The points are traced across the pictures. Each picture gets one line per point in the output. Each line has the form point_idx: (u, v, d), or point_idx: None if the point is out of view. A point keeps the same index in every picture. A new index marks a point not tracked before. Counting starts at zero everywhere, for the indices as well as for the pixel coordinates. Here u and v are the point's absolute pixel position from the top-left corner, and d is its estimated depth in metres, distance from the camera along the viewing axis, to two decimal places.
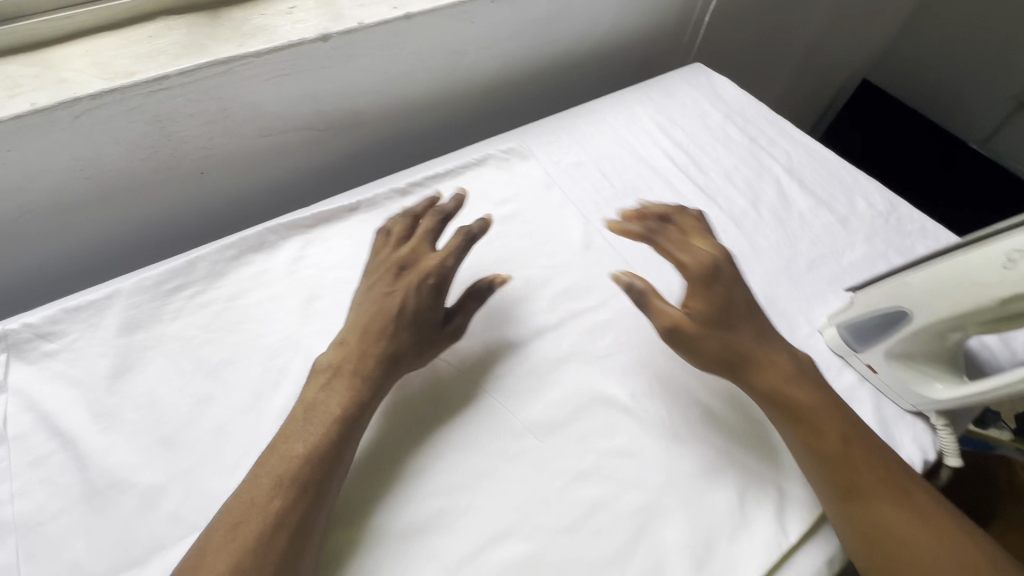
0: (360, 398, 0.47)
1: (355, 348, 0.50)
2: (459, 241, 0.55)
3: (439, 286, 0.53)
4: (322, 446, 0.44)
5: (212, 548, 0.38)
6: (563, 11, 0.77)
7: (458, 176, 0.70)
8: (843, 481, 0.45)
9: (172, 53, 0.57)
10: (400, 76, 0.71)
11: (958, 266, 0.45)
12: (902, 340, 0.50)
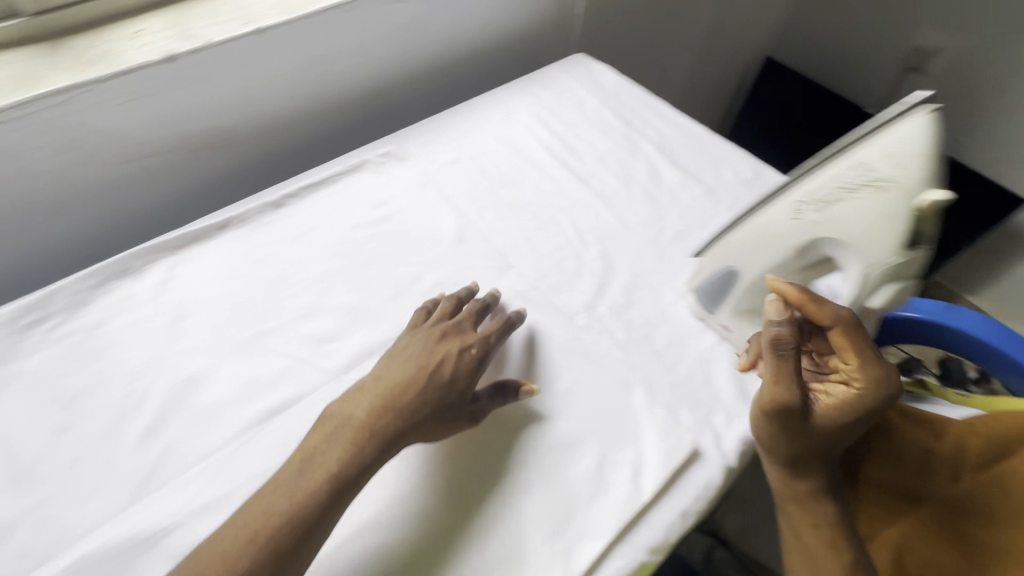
0: (355, 460, 0.44)
1: (381, 410, 0.47)
2: (498, 327, 0.55)
3: (480, 369, 0.52)
4: (310, 506, 0.41)
5: None
6: (427, 13, 0.79)
7: (333, 183, 0.71)
8: (802, 527, 0.54)
9: (6, 86, 0.56)
10: (266, 90, 0.71)
11: (767, 220, 0.50)
12: (743, 295, 0.54)
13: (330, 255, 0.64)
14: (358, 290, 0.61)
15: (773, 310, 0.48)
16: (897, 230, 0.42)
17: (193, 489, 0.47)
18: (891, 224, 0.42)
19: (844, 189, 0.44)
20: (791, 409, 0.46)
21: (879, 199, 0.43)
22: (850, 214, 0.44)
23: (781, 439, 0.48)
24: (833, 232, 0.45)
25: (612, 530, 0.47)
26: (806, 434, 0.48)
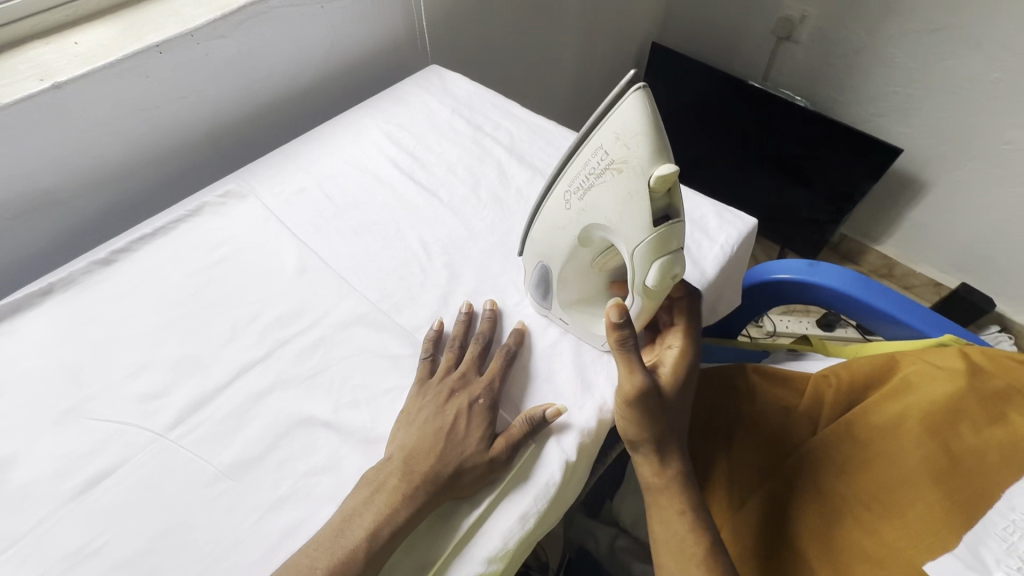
0: (397, 518, 0.45)
1: (404, 464, 0.47)
2: (502, 361, 0.55)
3: (489, 414, 0.51)
4: (349, 565, 0.42)
5: None
6: (258, 44, 0.78)
7: (170, 231, 0.68)
8: (672, 514, 0.50)
9: None
10: (87, 144, 0.68)
11: (554, 215, 0.53)
12: (560, 286, 0.56)
13: (164, 305, 0.62)
14: (192, 337, 0.59)
15: (614, 315, 0.48)
16: (641, 206, 0.45)
17: None
18: (637, 200, 0.45)
19: (595, 174, 0.47)
20: (647, 399, 0.49)
21: (621, 180, 0.45)
22: (605, 198, 0.47)
23: (646, 426, 0.50)
24: (598, 216, 0.48)
25: (448, 548, 0.46)
26: (663, 411, 0.51)
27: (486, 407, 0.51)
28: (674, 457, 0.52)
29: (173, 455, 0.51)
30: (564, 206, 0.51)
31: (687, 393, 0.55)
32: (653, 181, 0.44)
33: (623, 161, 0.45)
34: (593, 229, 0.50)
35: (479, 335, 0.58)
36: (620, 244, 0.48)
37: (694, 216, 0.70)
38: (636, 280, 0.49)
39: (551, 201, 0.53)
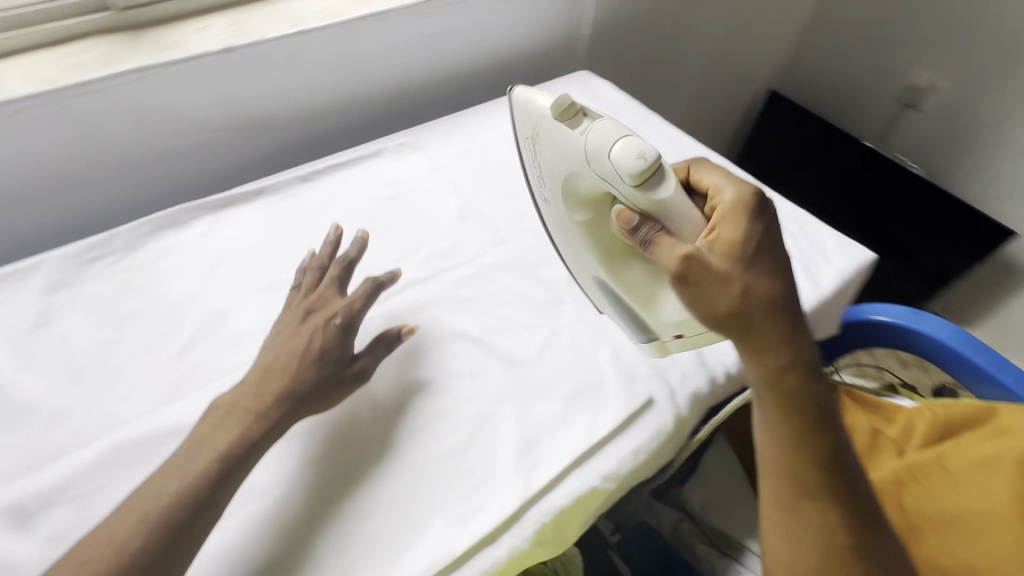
0: (247, 436, 0.47)
1: (252, 386, 0.51)
2: (366, 288, 0.59)
3: (347, 329, 0.56)
4: (199, 485, 0.44)
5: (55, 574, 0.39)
6: (452, 25, 0.90)
7: (356, 165, 0.81)
8: (778, 433, 0.49)
9: (95, 64, 0.68)
10: (307, 83, 0.82)
11: (569, 235, 0.64)
12: (625, 299, 0.60)
13: (348, 221, 0.74)
14: (369, 250, 0.71)
15: (624, 222, 0.54)
16: (562, 133, 0.57)
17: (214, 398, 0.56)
18: (568, 139, 0.57)
19: (540, 165, 0.62)
20: (690, 274, 0.49)
21: (541, 134, 0.60)
22: (552, 174, 0.61)
23: (712, 294, 0.48)
24: (568, 166, 0.58)
25: (569, 458, 0.53)
26: (721, 270, 0.48)
27: (341, 325, 0.56)
28: (765, 345, 0.48)
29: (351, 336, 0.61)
30: (558, 214, 0.64)
31: (756, 243, 0.49)
32: (554, 110, 0.57)
33: (535, 127, 0.60)
34: (575, 181, 0.59)
35: (342, 259, 0.61)
36: (590, 178, 0.56)
37: (814, 240, 0.76)
38: (617, 175, 0.53)
39: (548, 207, 0.64)
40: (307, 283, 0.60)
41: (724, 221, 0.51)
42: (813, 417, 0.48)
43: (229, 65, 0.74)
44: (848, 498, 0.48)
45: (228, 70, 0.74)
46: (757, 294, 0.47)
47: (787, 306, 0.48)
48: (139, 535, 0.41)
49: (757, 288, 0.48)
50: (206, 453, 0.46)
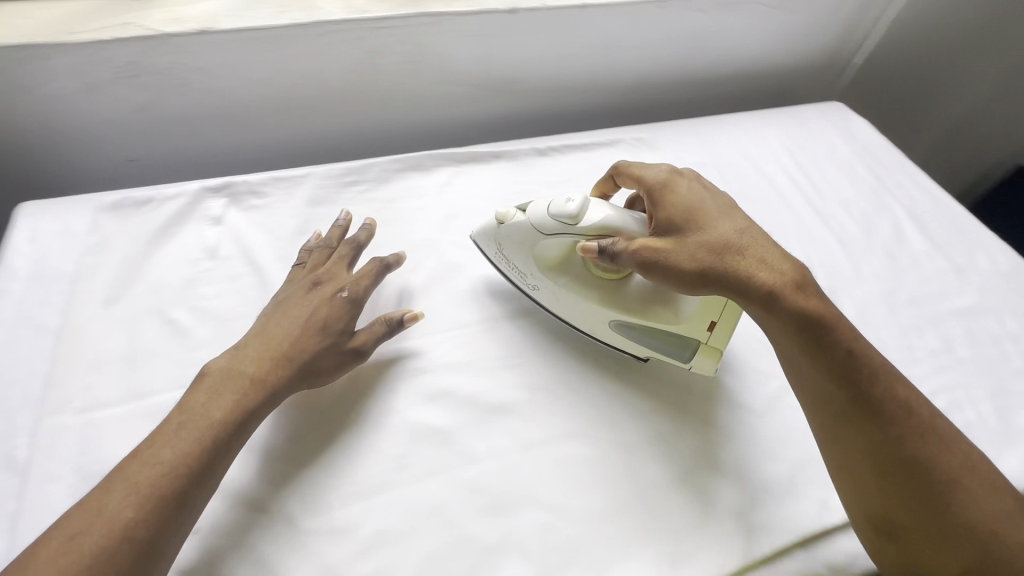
0: (243, 402, 0.47)
1: (250, 351, 0.50)
2: (374, 269, 0.57)
3: (348, 301, 0.54)
4: (191, 459, 0.43)
5: (43, 549, 0.37)
6: (719, 25, 0.84)
7: (591, 151, 0.79)
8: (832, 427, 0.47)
9: (394, 1, 0.70)
10: (563, 57, 0.81)
11: (568, 309, 0.58)
12: (650, 328, 0.55)
13: None
14: None
15: (591, 251, 0.52)
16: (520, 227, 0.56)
17: (441, 350, 0.57)
18: (515, 227, 0.57)
19: (506, 258, 0.59)
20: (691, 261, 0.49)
21: (497, 232, 0.59)
22: (514, 252, 0.58)
23: (670, 267, 0.49)
24: (528, 238, 0.57)
25: (794, 535, 0.48)
26: (670, 248, 0.50)
27: (343, 296, 0.54)
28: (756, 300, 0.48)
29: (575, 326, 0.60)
30: (552, 297, 0.59)
31: (698, 208, 0.53)
32: (498, 220, 0.58)
33: (496, 241, 0.59)
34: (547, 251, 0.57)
35: (346, 241, 0.60)
36: (550, 237, 0.55)
37: None
38: (568, 226, 0.54)
39: (553, 299, 0.59)
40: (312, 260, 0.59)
41: (654, 201, 0.55)
42: (800, 340, 0.46)
43: (506, 25, 0.73)
44: (880, 422, 0.44)
45: (503, 30, 0.74)
46: (701, 244, 0.50)
47: (732, 245, 0.49)
48: (136, 505, 0.40)
49: (697, 239, 0.50)
50: (206, 430, 0.44)
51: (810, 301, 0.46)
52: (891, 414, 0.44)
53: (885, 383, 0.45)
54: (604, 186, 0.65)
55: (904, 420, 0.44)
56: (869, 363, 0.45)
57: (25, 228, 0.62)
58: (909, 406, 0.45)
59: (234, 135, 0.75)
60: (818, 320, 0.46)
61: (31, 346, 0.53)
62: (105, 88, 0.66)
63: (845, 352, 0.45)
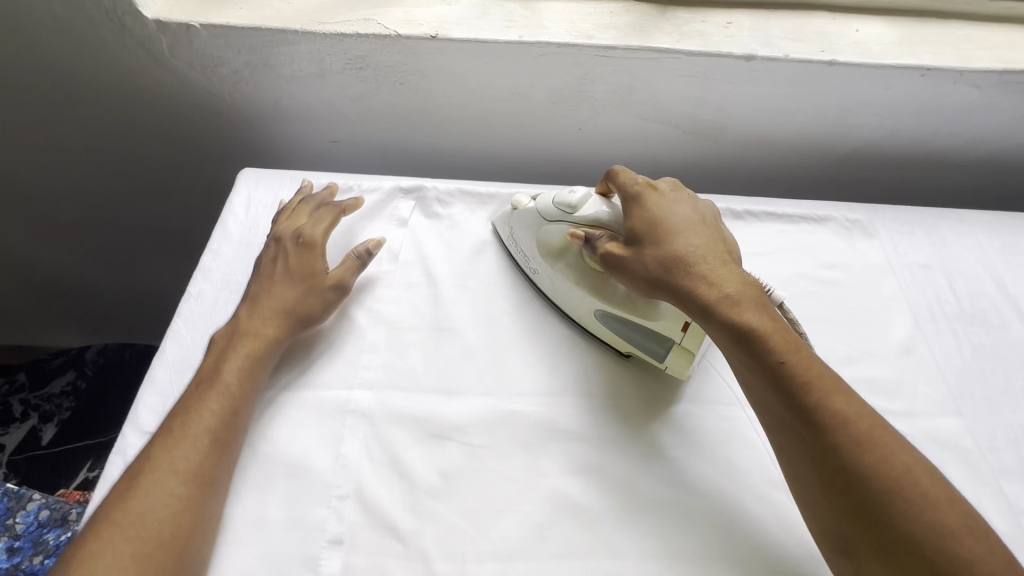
0: (248, 356, 0.52)
1: (242, 317, 0.54)
2: (334, 215, 0.62)
3: (306, 245, 0.59)
4: (218, 410, 0.48)
5: (113, 499, 0.42)
6: (992, 106, 0.69)
7: (794, 223, 0.70)
8: (796, 457, 0.44)
9: (622, 30, 0.66)
10: (785, 113, 0.72)
11: (563, 295, 0.59)
12: (633, 323, 0.55)
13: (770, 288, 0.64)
14: None
15: (578, 238, 0.55)
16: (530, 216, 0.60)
17: (599, 417, 0.53)
18: (528, 214, 0.60)
19: (517, 244, 0.62)
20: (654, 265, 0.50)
21: (513, 220, 0.63)
22: (525, 235, 0.61)
23: (631, 277, 0.51)
24: (533, 229, 0.60)
25: None
26: (632, 254, 0.51)
27: (298, 243, 0.59)
28: (722, 311, 0.47)
29: (749, 430, 0.54)
30: (549, 282, 0.60)
31: (650, 223, 0.52)
32: (516, 205, 0.62)
33: (510, 228, 0.63)
34: (547, 245, 0.59)
35: (311, 200, 0.64)
36: (554, 224, 0.58)
37: None
38: (569, 215, 0.56)
39: (556, 293, 0.60)
40: (279, 218, 0.63)
41: (621, 213, 0.55)
42: (738, 350, 0.47)
43: (736, 72, 0.66)
44: (814, 430, 0.43)
45: (731, 77, 0.67)
46: (654, 253, 0.51)
47: (684, 259, 0.50)
48: (181, 446, 0.45)
49: (654, 249, 0.51)
50: (218, 384, 0.49)
51: (750, 312, 0.47)
52: (827, 420, 0.42)
53: (821, 391, 0.44)
54: (612, 185, 0.64)
55: (843, 431, 0.42)
56: (797, 371, 0.44)
57: (244, 197, 0.68)
58: (849, 416, 0.42)
59: (430, 135, 0.77)
60: (754, 331, 0.46)
61: (233, 311, 0.58)
62: (332, 77, 0.70)
63: (772, 360, 0.45)
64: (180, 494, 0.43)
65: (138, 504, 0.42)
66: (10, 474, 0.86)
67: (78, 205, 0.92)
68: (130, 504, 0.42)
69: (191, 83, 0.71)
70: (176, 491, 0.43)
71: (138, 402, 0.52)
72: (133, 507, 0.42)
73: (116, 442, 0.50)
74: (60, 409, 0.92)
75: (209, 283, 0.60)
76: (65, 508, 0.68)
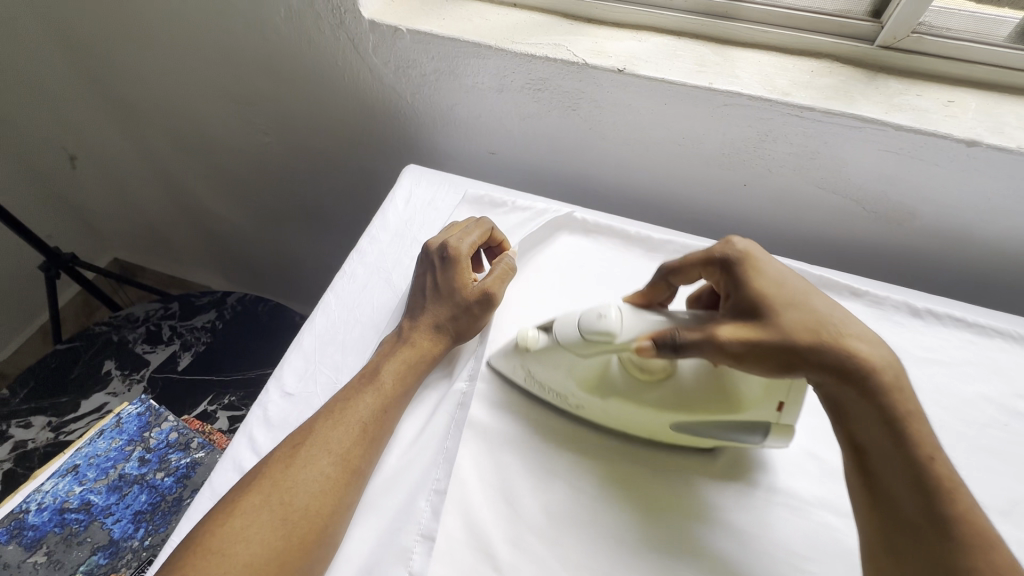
0: (410, 366, 0.53)
1: (403, 331, 0.56)
2: (477, 232, 0.60)
3: (452, 262, 0.57)
4: (375, 408, 0.50)
5: (274, 459, 0.46)
6: None
7: (984, 333, 0.60)
8: (901, 552, 0.37)
9: (824, 91, 0.62)
10: (997, 210, 0.63)
11: (619, 419, 0.50)
12: (718, 422, 0.47)
13: (946, 403, 0.55)
14: (963, 465, 0.51)
15: (647, 345, 0.44)
16: (549, 357, 0.50)
17: (725, 500, 0.48)
18: (548, 351, 0.50)
19: (538, 381, 0.52)
20: (779, 341, 0.41)
21: (518, 355, 0.52)
22: (544, 372, 0.51)
23: (769, 347, 0.41)
24: (555, 364, 0.50)
25: None
26: (749, 333, 0.42)
27: (444, 260, 0.58)
28: (869, 391, 0.39)
29: None
30: (600, 412, 0.50)
31: (781, 286, 0.45)
32: (522, 345, 0.51)
33: (524, 366, 0.52)
34: (580, 377, 0.50)
35: (460, 222, 0.63)
36: (584, 356, 0.49)
37: None
38: (608, 343, 0.47)
39: (606, 417, 0.51)
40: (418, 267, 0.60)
41: (733, 272, 0.47)
42: (885, 441, 0.39)
43: (950, 155, 0.59)
44: (938, 529, 0.36)
45: (941, 159, 0.60)
46: (794, 316, 0.42)
47: (830, 329, 0.41)
48: (336, 431, 0.48)
49: (785, 321, 0.42)
50: (380, 384, 0.51)
51: (902, 399, 0.39)
52: (966, 541, 0.36)
53: (965, 505, 0.37)
54: (652, 296, 0.54)
55: (983, 558, 0.35)
56: (945, 477, 0.37)
57: (405, 191, 0.72)
58: (991, 537, 0.36)
59: (588, 164, 0.77)
60: (907, 422, 0.38)
61: (377, 297, 0.61)
62: (509, 93, 0.72)
63: (920, 457, 0.38)
64: (323, 476, 0.45)
65: (297, 474, 0.45)
66: (148, 387, 0.97)
67: (256, 169, 1.03)
68: (289, 474, 0.45)
69: (382, 80, 0.77)
70: (324, 476, 0.45)
71: (284, 362, 0.56)
72: (289, 477, 0.44)
73: (260, 394, 0.54)
74: (197, 342, 1.03)
75: (361, 265, 0.64)
76: (190, 435, 0.75)
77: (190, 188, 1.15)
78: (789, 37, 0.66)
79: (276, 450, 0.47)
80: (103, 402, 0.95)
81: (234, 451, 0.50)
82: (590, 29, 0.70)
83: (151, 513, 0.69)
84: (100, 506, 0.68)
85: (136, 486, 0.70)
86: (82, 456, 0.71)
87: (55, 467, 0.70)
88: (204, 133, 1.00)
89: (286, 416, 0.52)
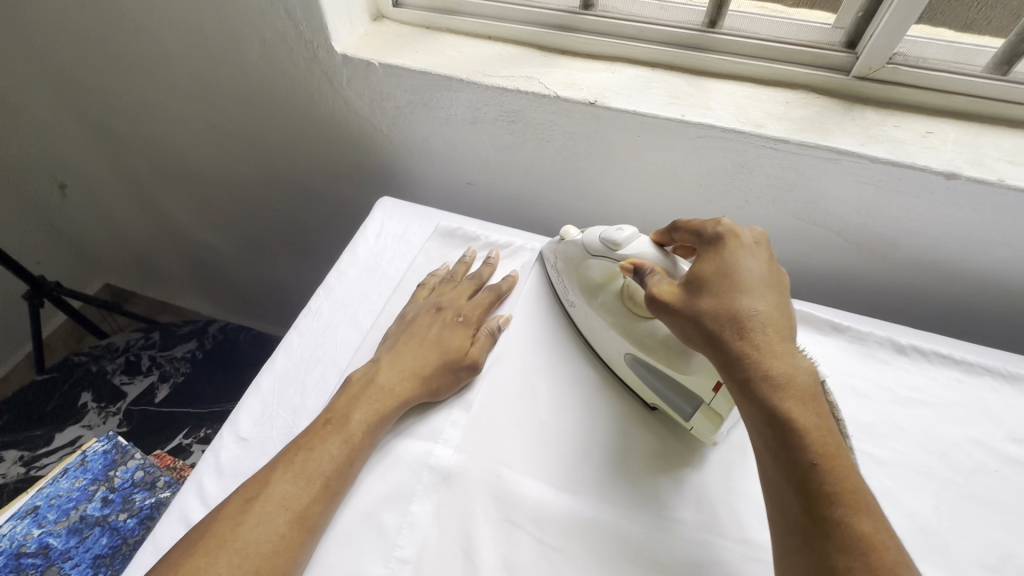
0: (377, 412, 0.51)
1: (380, 376, 0.54)
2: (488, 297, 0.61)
3: (467, 325, 0.58)
4: (336, 459, 0.48)
5: (224, 515, 0.44)
6: None
7: (970, 371, 0.58)
8: (785, 538, 0.39)
9: (798, 123, 0.60)
10: (983, 242, 0.60)
11: (597, 336, 0.57)
12: (659, 371, 0.52)
13: (933, 448, 0.53)
14: (951, 514, 0.48)
15: (630, 267, 0.51)
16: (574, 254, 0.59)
17: (696, 556, 0.45)
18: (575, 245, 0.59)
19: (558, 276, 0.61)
20: (693, 313, 0.46)
21: (567, 245, 0.60)
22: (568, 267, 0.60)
23: (685, 318, 0.46)
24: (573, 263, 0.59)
25: None
26: (672, 299, 0.47)
27: (460, 322, 0.58)
28: (763, 382, 0.42)
29: None
30: (582, 317, 0.59)
31: (727, 274, 0.47)
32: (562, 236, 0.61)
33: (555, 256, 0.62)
34: (588, 282, 0.58)
35: (471, 277, 0.64)
36: (595, 259, 0.57)
37: None
38: (613, 252, 0.55)
39: (592, 335, 0.58)
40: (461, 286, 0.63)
41: (701, 249, 0.50)
42: (769, 438, 0.41)
43: (929, 187, 0.57)
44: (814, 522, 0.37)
45: (921, 191, 0.58)
46: (719, 303, 0.45)
47: (749, 322, 0.44)
48: (291, 483, 0.46)
49: (714, 303, 0.45)
50: (345, 431, 0.49)
51: (800, 405, 0.40)
52: (846, 543, 0.36)
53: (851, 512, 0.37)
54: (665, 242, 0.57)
55: (858, 558, 0.35)
56: (839, 485, 0.38)
57: (378, 223, 0.71)
58: (872, 547, 0.35)
59: (565, 194, 0.76)
60: (800, 422, 0.40)
61: (341, 335, 0.60)
62: (483, 125, 0.71)
63: (809, 459, 0.39)
64: (276, 532, 0.43)
65: (246, 532, 0.43)
66: (123, 421, 0.95)
67: (238, 198, 1.03)
68: (238, 530, 0.43)
69: (358, 112, 0.77)
70: (277, 532, 0.43)
71: (242, 405, 0.54)
72: (237, 535, 0.43)
73: (214, 439, 0.52)
74: (176, 372, 1.02)
75: (327, 301, 0.63)
76: (156, 474, 0.73)
77: (176, 216, 1.15)
78: (763, 68, 0.65)
79: (226, 505, 0.45)
80: (77, 435, 0.92)
81: (182, 502, 0.49)
82: (563, 61, 0.69)
83: (111, 557, 0.67)
84: (59, 550, 0.66)
85: (97, 528, 0.68)
86: (42, 496, 0.69)
87: (15, 509, 0.68)
88: (187, 163, 1.00)
89: (239, 463, 0.50)
